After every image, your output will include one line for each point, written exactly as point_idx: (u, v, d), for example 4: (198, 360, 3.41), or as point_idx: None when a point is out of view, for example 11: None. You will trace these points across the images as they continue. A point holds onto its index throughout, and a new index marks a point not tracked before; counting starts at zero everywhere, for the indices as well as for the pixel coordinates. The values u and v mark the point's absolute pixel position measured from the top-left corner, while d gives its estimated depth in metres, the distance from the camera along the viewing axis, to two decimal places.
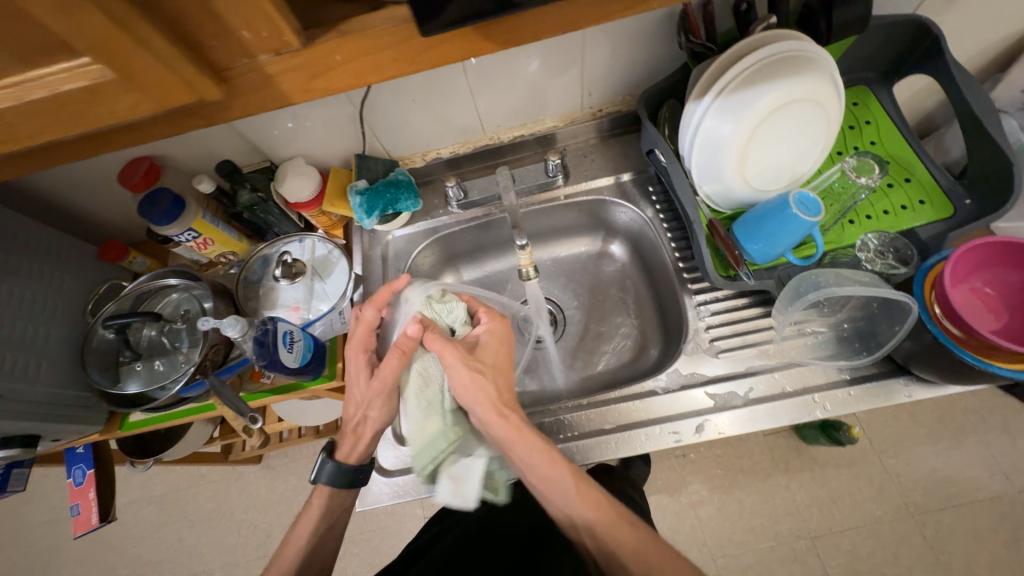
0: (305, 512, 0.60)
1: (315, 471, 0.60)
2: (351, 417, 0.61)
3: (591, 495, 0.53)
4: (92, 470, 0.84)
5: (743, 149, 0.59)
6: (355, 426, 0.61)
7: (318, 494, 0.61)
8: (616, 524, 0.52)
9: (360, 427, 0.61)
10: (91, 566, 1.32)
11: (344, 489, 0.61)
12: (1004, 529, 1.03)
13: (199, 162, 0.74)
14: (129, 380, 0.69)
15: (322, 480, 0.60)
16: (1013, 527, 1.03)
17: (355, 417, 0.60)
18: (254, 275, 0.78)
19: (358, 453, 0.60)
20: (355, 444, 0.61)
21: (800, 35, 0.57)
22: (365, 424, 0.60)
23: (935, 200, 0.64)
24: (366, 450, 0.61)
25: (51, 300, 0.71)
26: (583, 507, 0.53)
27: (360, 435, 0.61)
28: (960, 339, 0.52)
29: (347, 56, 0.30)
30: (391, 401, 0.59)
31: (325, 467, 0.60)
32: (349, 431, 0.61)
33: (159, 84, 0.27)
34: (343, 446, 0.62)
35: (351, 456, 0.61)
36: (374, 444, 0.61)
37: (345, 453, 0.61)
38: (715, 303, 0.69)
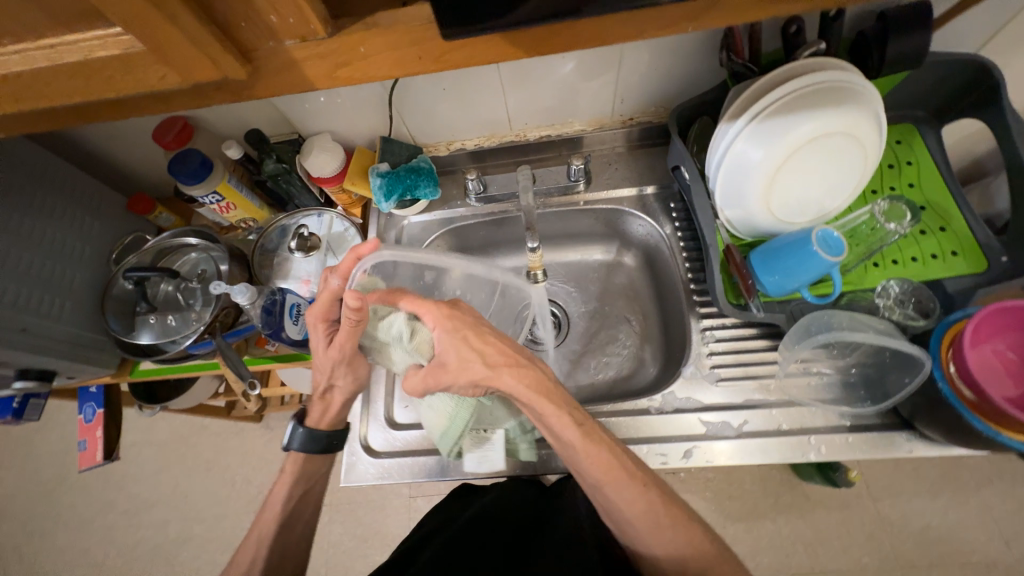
0: (280, 477, 0.63)
1: (289, 437, 0.62)
2: (319, 385, 0.61)
3: (598, 452, 0.52)
4: (102, 410, 0.88)
5: (772, 176, 0.57)
6: (322, 394, 0.62)
7: (291, 460, 0.62)
8: (623, 486, 0.52)
9: (332, 391, 0.62)
10: (94, 497, 1.39)
11: (320, 454, 0.63)
12: None
13: (230, 127, 0.76)
14: (142, 330, 0.72)
15: (295, 448, 0.62)
16: None
17: (323, 385, 0.61)
18: (271, 244, 0.80)
19: (329, 419, 0.63)
20: (329, 410, 0.63)
21: (848, 65, 0.55)
22: (333, 391, 0.62)
23: (969, 252, 0.61)
24: (337, 415, 0.64)
25: (80, 245, 0.74)
26: (589, 466, 0.51)
27: (330, 402, 0.63)
28: (972, 402, 0.50)
29: (371, 49, 0.30)
30: (354, 367, 0.59)
31: (297, 434, 0.62)
32: (317, 398, 0.63)
33: (186, 59, 0.28)
34: (313, 414, 0.64)
35: (322, 422, 0.64)
36: (346, 412, 0.64)
37: (316, 419, 0.63)
38: (722, 329, 0.67)
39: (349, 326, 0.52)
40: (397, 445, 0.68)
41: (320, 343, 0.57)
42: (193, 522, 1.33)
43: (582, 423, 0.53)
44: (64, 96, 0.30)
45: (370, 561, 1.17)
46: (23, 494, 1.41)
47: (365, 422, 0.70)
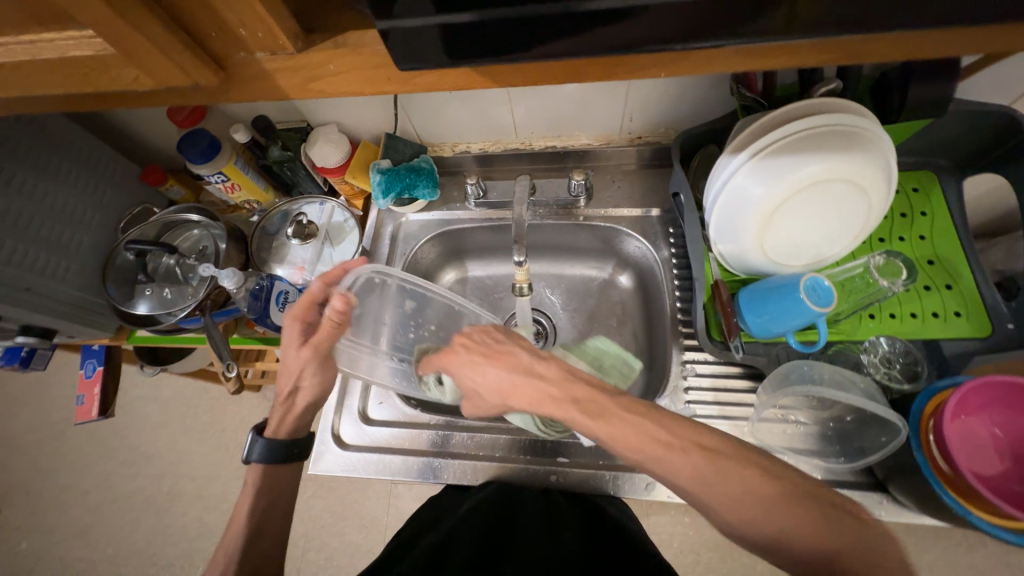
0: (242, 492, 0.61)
1: (248, 448, 0.62)
2: (284, 387, 0.63)
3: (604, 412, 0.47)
4: (101, 367, 0.91)
5: (768, 216, 0.55)
6: (286, 397, 0.64)
7: (251, 475, 0.62)
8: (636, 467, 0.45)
9: (296, 394, 0.64)
10: (97, 444, 1.45)
11: (281, 465, 0.62)
12: None
13: (242, 110, 0.77)
14: (139, 300, 0.74)
15: (256, 459, 0.61)
16: None
17: (287, 388, 0.63)
18: (272, 227, 0.81)
19: (288, 426, 0.64)
20: (290, 417, 0.64)
21: (862, 108, 0.52)
22: (296, 395, 0.64)
23: (974, 315, 0.58)
24: (296, 422, 0.65)
25: (90, 211, 0.77)
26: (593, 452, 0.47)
27: (292, 407, 0.64)
28: (947, 476, 0.47)
29: (340, 66, 0.31)
30: (323, 367, 0.62)
31: (256, 446, 0.61)
32: (279, 402, 0.64)
33: (155, 65, 0.28)
34: (272, 424, 0.64)
35: (281, 430, 0.64)
36: (308, 413, 0.65)
37: (277, 429, 0.64)
38: (703, 364, 0.66)
39: (332, 326, 0.59)
40: (368, 441, 0.69)
41: (292, 342, 0.61)
42: (185, 479, 1.38)
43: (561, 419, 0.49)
44: (43, 87, 0.31)
45: (344, 540, 1.19)
46: (34, 432, 1.49)
47: (339, 415, 0.71)
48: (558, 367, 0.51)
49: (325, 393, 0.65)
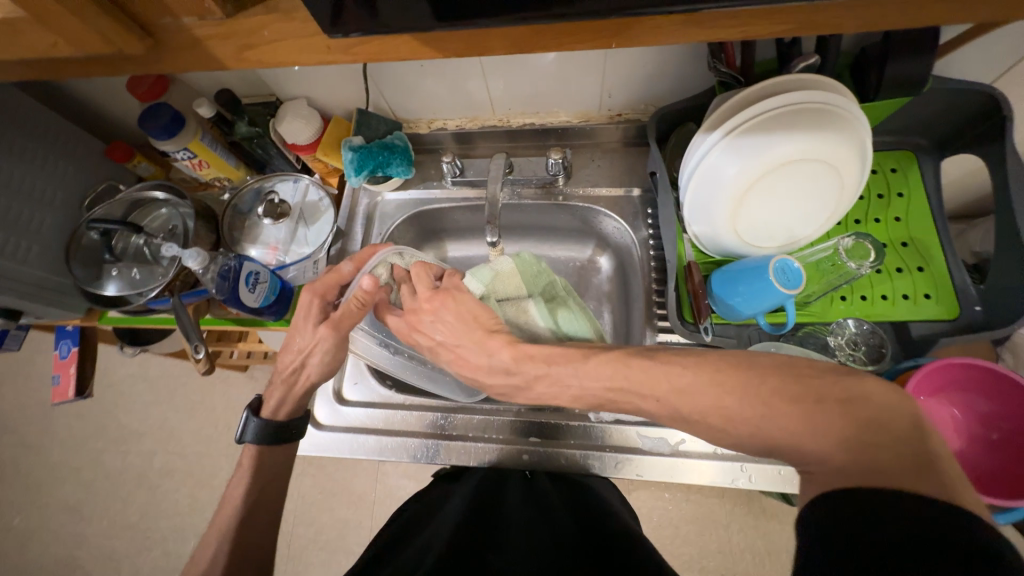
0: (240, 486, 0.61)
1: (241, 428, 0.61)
2: (288, 366, 0.61)
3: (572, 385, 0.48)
4: (77, 348, 0.90)
5: (740, 197, 0.55)
6: (289, 375, 0.61)
7: (247, 453, 0.61)
8: None
9: (304, 379, 0.61)
10: (85, 422, 1.45)
11: (275, 446, 0.61)
12: None
13: (207, 82, 0.74)
14: (107, 281, 0.73)
15: (247, 442, 0.61)
16: None
17: (292, 368, 0.61)
18: (244, 205, 0.79)
19: (285, 408, 0.62)
20: (293, 399, 0.62)
21: (839, 86, 0.51)
22: (302, 372, 0.61)
23: (943, 297, 0.58)
24: (295, 404, 0.62)
25: (52, 188, 0.74)
26: None
27: (294, 388, 0.62)
28: None
29: (274, 34, 0.29)
30: (336, 349, 0.60)
31: (249, 426, 0.61)
32: (280, 380, 0.62)
33: (72, 31, 0.27)
34: (269, 405, 0.63)
35: (277, 412, 0.62)
36: (308, 398, 0.63)
37: (273, 411, 0.62)
38: (677, 346, 0.66)
39: (355, 308, 0.57)
40: (344, 421, 0.70)
41: (309, 320, 0.60)
42: (176, 456, 1.39)
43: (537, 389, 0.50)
44: None
45: (333, 515, 1.21)
46: (20, 410, 1.48)
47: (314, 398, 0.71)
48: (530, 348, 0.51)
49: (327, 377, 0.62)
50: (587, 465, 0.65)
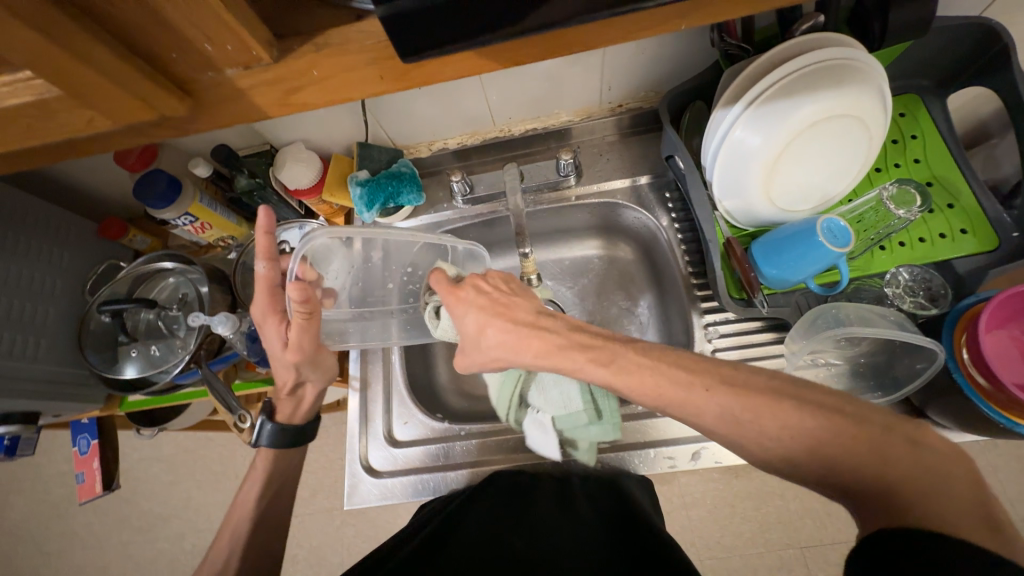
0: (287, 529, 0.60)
1: (257, 433, 0.64)
2: (286, 384, 0.64)
3: (641, 378, 0.45)
4: (96, 440, 0.85)
5: (770, 165, 0.54)
6: (292, 391, 0.66)
7: (262, 458, 0.64)
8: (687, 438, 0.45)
9: (299, 393, 0.67)
10: (106, 515, 1.37)
11: (289, 448, 0.65)
12: None
13: (197, 142, 0.72)
14: (125, 363, 0.68)
15: (263, 445, 0.63)
16: None
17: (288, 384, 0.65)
18: (253, 261, 0.75)
19: (300, 415, 0.67)
20: (299, 402, 0.67)
21: (849, 39, 0.51)
22: (303, 387, 0.67)
23: (979, 229, 0.58)
24: (310, 410, 0.68)
25: (51, 278, 0.70)
26: None
27: (302, 397, 0.68)
28: (987, 391, 0.48)
29: (324, 72, 0.28)
30: (315, 357, 0.64)
31: (265, 429, 0.63)
32: (285, 396, 0.66)
33: (116, 102, 0.26)
34: (284, 410, 0.66)
35: (295, 417, 0.67)
36: (319, 402, 0.69)
37: (286, 414, 0.66)
38: (725, 324, 0.65)
39: (303, 317, 0.57)
40: (401, 464, 0.67)
41: (274, 342, 0.61)
42: (207, 533, 1.31)
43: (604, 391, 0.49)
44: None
45: None
46: (34, 516, 1.40)
47: (366, 442, 0.69)
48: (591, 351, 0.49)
49: (327, 382, 0.69)
50: (663, 463, 0.63)
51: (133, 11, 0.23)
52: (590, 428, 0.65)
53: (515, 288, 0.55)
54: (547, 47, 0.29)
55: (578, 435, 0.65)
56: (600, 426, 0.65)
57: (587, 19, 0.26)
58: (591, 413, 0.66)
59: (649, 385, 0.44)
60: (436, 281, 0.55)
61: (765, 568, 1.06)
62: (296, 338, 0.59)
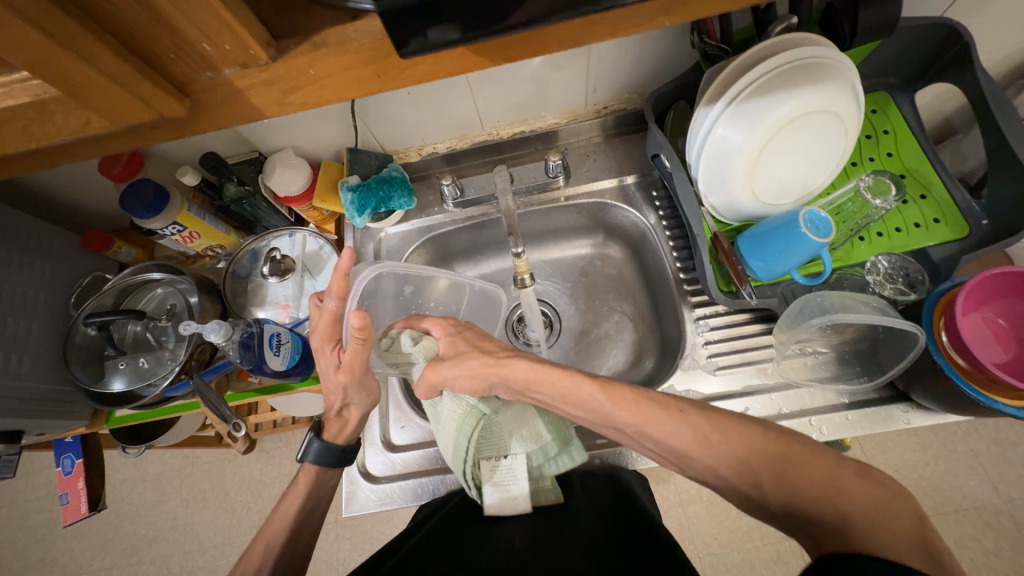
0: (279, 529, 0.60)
1: (304, 451, 0.62)
2: (333, 405, 0.60)
3: (624, 396, 0.49)
4: (82, 459, 0.83)
5: (753, 161, 0.56)
6: (338, 412, 0.62)
7: (304, 473, 0.62)
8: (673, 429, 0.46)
9: (347, 415, 0.62)
10: (90, 539, 1.32)
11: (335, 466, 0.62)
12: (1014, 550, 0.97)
13: (183, 150, 0.71)
14: (113, 377, 0.67)
15: (311, 460, 0.62)
16: None
17: (338, 406, 0.60)
18: (242, 269, 0.75)
19: (347, 434, 0.63)
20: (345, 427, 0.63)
21: (823, 38, 0.53)
22: (350, 408, 0.62)
23: (951, 218, 0.61)
24: (354, 431, 0.63)
25: (34, 292, 0.69)
26: (622, 414, 0.48)
27: (348, 418, 0.63)
28: (966, 370, 0.50)
29: (322, 71, 0.29)
30: (365, 382, 0.58)
31: (314, 446, 0.61)
32: (334, 415, 0.63)
33: (113, 102, 0.26)
34: (332, 430, 0.63)
35: (340, 436, 0.63)
36: (363, 424, 0.64)
37: (332, 434, 0.63)
38: (714, 318, 0.67)
39: (359, 346, 0.52)
40: (398, 469, 0.66)
41: (330, 362, 0.56)
42: (196, 554, 1.27)
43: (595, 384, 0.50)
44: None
45: None
46: (11, 544, 1.34)
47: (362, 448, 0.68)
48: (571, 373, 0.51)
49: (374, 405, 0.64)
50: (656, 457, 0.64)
51: (134, 12, 0.24)
52: (560, 459, 0.60)
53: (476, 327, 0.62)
54: (539, 46, 0.31)
55: (546, 471, 0.61)
56: (566, 453, 0.61)
57: (575, 15, 0.27)
58: (559, 442, 0.61)
59: (635, 405, 0.48)
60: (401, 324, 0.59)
61: (762, 561, 1.06)
62: (348, 361, 0.53)
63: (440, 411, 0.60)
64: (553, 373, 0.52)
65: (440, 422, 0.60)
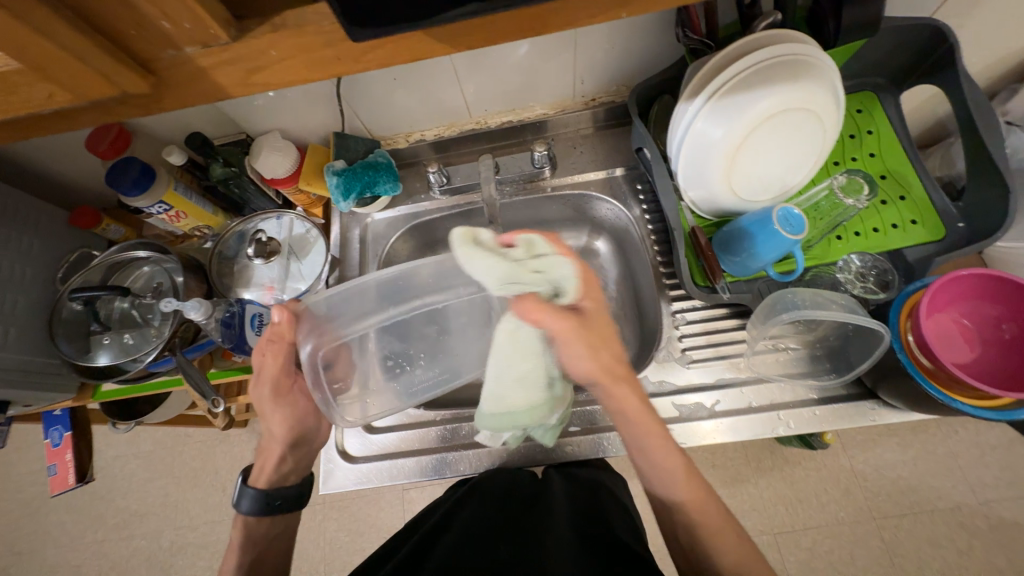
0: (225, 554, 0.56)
1: (237, 499, 0.57)
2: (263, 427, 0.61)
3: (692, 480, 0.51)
4: (70, 432, 0.84)
5: (732, 156, 0.57)
6: (268, 441, 0.61)
7: (235, 530, 0.56)
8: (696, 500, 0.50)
9: (301, 450, 0.63)
10: (82, 513, 1.35)
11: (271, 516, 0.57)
12: (1002, 558, 0.96)
13: (171, 129, 0.72)
14: (98, 352, 0.68)
15: (244, 511, 0.56)
16: (1012, 556, 0.96)
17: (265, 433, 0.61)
18: (229, 250, 0.75)
19: (268, 470, 0.60)
20: (287, 465, 0.61)
21: (803, 35, 0.53)
22: (271, 441, 0.60)
23: (928, 220, 0.62)
24: (275, 469, 0.60)
25: (21, 266, 0.70)
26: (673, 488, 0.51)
27: (267, 455, 0.60)
28: (928, 370, 0.51)
29: (282, 52, 0.30)
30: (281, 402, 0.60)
31: (246, 496, 0.57)
32: (262, 448, 0.61)
33: (76, 76, 0.27)
34: (262, 472, 0.60)
35: (261, 478, 0.60)
36: (292, 459, 0.61)
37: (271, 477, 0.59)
38: (692, 312, 0.68)
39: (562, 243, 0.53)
40: (377, 449, 0.68)
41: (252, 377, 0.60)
42: (186, 530, 1.29)
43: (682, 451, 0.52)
44: None
45: (367, 555, 1.14)
46: (6, 515, 1.36)
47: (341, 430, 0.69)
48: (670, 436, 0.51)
49: (301, 436, 0.62)
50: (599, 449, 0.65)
51: None
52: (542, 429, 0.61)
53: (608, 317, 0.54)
54: (501, 32, 0.31)
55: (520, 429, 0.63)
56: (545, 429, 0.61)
57: None
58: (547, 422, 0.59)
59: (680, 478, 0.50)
60: (561, 250, 0.52)
61: None
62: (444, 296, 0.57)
63: (521, 343, 0.51)
64: (652, 424, 0.51)
65: (512, 359, 0.51)
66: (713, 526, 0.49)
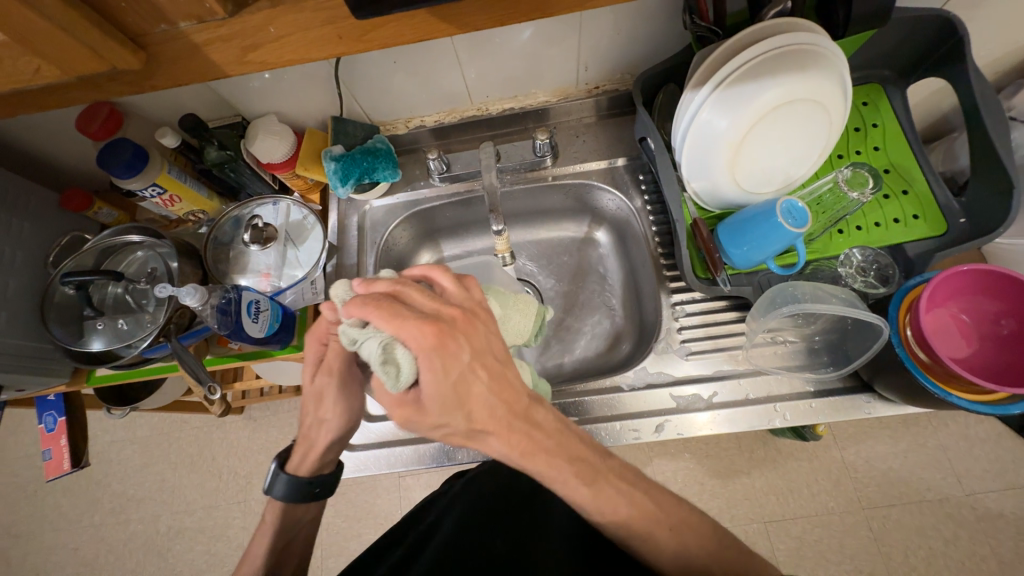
0: (259, 527, 0.56)
1: (269, 481, 0.56)
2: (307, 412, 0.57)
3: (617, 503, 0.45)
4: (64, 418, 0.83)
5: (736, 147, 0.56)
6: (309, 430, 0.57)
7: (270, 510, 0.56)
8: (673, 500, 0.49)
9: (341, 442, 0.59)
10: (78, 497, 1.35)
11: (302, 503, 0.56)
12: (985, 548, 0.98)
13: (163, 110, 0.70)
14: (91, 337, 0.67)
15: (277, 496, 0.55)
16: (996, 547, 0.97)
17: (309, 421, 0.57)
18: (224, 236, 0.74)
19: (311, 461, 0.57)
20: (321, 457, 0.58)
21: (813, 24, 0.52)
22: (319, 430, 0.57)
23: (930, 215, 0.61)
24: (320, 458, 0.58)
25: (11, 249, 0.68)
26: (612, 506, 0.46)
27: (312, 442, 0.57)
28: (926, 364, 0.51)
29: (280, 29, 0.29)
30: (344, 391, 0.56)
31: (278, 482, 0.55)
32: (302, 438, 0.58)
33: (64, 50, 0.26)
34: (298, 457, 0.57)
35: (302, 467, 0.57)
36: (333, 451, 0.59)
37: (304, 465, 0.57)
38: (692, 303, 0.68)
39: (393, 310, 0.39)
40: (376, 437, 0.68)
41: (308, 367, 0.56)
42: (182, 515, 1.30)
43: (593, 480, 0.45)
44: None
45: (363, 540, 1.16)
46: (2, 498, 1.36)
47: None
48: (573, 476, 0.44)
49: (348, 431, 0.58)
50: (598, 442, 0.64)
51: None
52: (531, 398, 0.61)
53: (478, 369, 0.40)
54: (505, 12, 0.30)
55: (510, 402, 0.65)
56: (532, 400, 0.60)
57: None
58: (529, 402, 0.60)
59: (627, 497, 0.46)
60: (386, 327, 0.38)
61: None
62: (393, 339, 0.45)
63: None
64: (552, 467, 0.44)
65: None
66: (708, 540, 0.47)
